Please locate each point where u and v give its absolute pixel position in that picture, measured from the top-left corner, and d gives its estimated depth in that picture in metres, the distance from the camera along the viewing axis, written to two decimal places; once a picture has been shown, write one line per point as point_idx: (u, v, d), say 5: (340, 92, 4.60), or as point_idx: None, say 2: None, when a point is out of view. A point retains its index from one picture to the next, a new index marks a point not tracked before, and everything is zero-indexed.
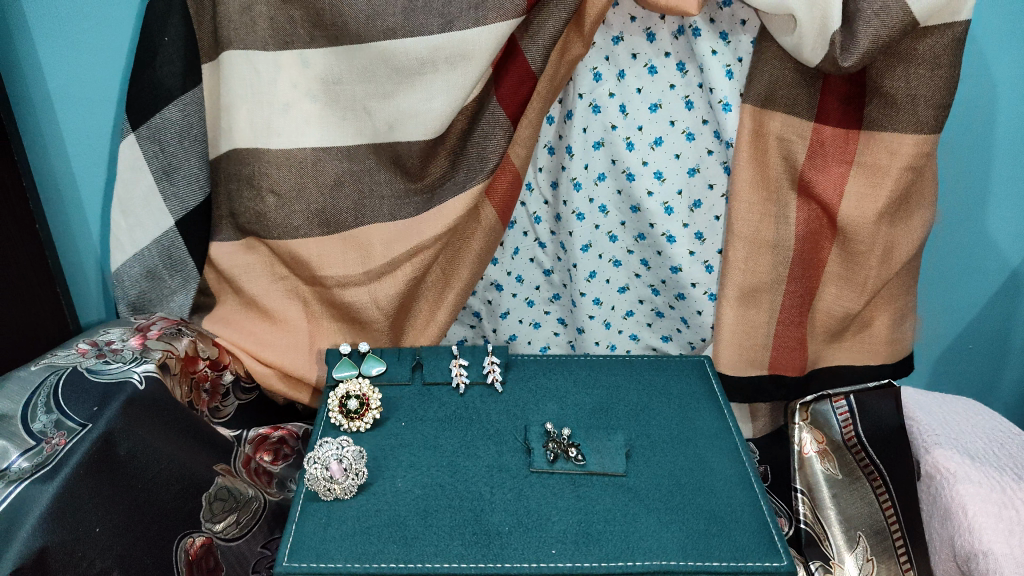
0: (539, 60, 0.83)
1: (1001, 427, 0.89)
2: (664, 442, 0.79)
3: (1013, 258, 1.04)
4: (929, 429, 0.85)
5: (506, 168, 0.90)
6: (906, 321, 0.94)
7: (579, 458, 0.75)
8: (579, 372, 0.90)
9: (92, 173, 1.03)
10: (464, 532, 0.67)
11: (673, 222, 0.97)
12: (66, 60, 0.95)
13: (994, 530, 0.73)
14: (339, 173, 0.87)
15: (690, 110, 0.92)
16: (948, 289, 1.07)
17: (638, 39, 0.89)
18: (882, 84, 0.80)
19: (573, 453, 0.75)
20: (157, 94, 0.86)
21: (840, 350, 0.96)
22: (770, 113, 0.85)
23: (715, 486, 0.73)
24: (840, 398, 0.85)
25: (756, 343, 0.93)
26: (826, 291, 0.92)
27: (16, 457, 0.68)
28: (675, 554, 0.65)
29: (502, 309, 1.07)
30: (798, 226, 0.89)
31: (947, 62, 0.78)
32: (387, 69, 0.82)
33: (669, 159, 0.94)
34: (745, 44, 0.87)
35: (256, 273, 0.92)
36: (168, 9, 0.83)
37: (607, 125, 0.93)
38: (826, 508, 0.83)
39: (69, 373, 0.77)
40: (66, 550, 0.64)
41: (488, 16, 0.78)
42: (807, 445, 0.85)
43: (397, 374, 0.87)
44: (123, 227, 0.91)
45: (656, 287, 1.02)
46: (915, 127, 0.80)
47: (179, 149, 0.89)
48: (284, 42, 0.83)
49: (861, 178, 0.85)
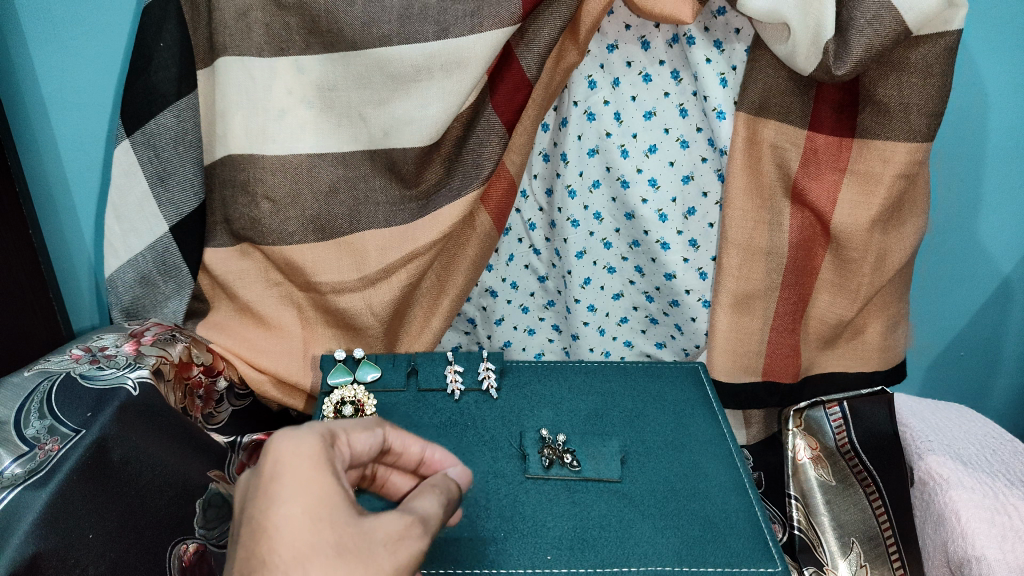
0: (534, 68, 0.83)
1: (993, 432, 0.90)
2: (659, 448, 0.79)
3: (1006, 265, 1.04)
4: (923, 434, 0.87)
5: (500, 175, 0.91)
6: (899, 328, 0.95)
7: (574, 464, 0.75)
8: (574, 378, 0.90)
9: (86, 178, 1.03)
10: (459, 538, 0.67)
11: (668, 229, 0.97)
12: (60, 65, 0.94)
13: (987, 536, 0.73)
14: (334, 179, 0.87)
15: (684, 118, 0.92)
16: (941, 296, 1.08)
17: (633, 47, 0.90)
18: (875, 92, 0.80)
19: (568, 459, 0.75)
20: (152, 99, 0.85)
21: (833, 357, 0.97)
22: (763, 121, 0.85)
23: (709, 491, 0.73)
24: (834, 405, 0.86)
25: (750, 349, 0.94)
26: (820, 298, 0.93)
27: (9, 463, 0.68)
28: (671, 559, 0.66)
29: (497, 315, 1.08)
30: (792, 234, 0.90)
31: (941, 71, 0.77)
32: (382, 76, 0.82)
33: (663, 166, 0.95)
34: (739, 52, 0.87)
35: (250, 279, 0.92)
36: (163, 15, 0.83)
37: (601, 133, 0.93)
38: (820, 514, 0.83)
39: (62, 378, 0.77)
40: (59, 556, 0.63)
41: (483, 24, 0.78)
42: (801, 451, 0.86)
43: (391, 381, 0.87)
44: (117, 232, 0.90)
45: (651, 293, 1.03)
46: (908, 135, 0.80)
47: (173, 155, 0.88)
48: (280, 49, 0.83)
49: (854, 186, 0.85)
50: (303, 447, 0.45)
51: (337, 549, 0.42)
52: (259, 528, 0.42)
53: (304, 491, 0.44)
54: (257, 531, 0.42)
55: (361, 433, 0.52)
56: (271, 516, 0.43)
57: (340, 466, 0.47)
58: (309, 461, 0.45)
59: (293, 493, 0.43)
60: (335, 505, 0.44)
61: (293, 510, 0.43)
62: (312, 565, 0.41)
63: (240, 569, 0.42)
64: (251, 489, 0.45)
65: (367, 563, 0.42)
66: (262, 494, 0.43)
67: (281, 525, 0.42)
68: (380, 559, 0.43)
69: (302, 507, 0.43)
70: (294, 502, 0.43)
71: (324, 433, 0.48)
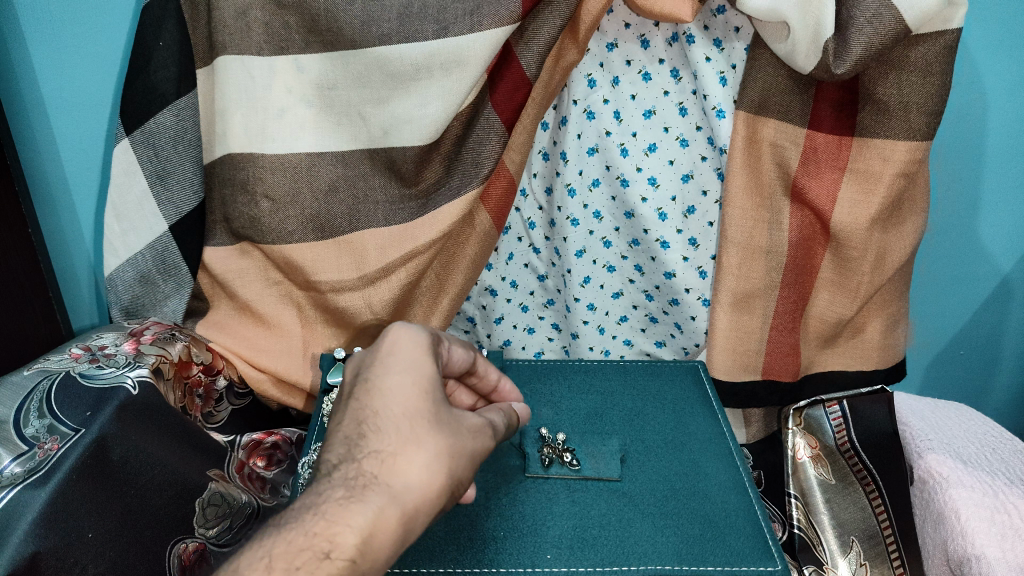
0: (533, 67, 0.83)
1: (992, 431, 0.90)
2: (659, 447, 0.79)
3: (1005, 264, 1.04)
4: (923, 433, 0.86)
5: (500, 174, 0.91)
6: (899, 327, 0.95)
7: (574, 463, 0.75)
8: (573, 377, 0.90)
9: (86, 178, 1.03)
10: (460, 537, 0.67)
11: (667, 228, 0.97)
12: (59, 64, 0.94)
13: (986, 534, 0.72)
14: (334, 178, 0.87)
15: (684, 116, 0.92)
16: (941, 295, 1.08)
17: (632, 46, 0.89)
18: (875, 91, 0.80)
19: (568, 458, 0.75)
20: (151, 97, 0.85)
21: (833, 356, 0.97)
22: (763, 120, 0.85)
23: (709, 490, 0.73)
24: (833, 404, 0.86)
25: (750, 349, 0.94)
26: (819, 297, 0.93)
27: (8, 463, 0.68)
28: (671, 558, 0.66)
29: (497, 314, 1.08)
30: (792, 232, 0.90)
31: (941, 70, 0.77)
32: (382, 75, 0.82)
33: (663, 165, 0.95)
34: (738, 51, 0.87)
35: (249, 278, 0.92)
36: (163, 14, 0.83)
37: (601, 132, 0.93)
38: (820, 513, 0.83)
39: (62, 377, 0.77)
40: (58, 556, 0.63)
41: (483, 22, 0.78)
42: (800, 449, 0.87)
43: None
44: (117, 231, 0.90)
45: (651, 292, 1.03)
46: (908, 134, 0.80)
47: (172, 154, 0.88)
48: (279, 47, 0.83)
49: (853, 184, 0.84)
50: (419, 338, 0.55)
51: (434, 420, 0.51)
52: (373, 387, 0.51)
53: (413, 369, 0.53)
54: (372, 387, 0.51)
55: (461, 347, 0.62)
56: (385, 381, 0.52)
57: (439, 362, 0.57)
58: (422, 349, 0.55)
59: (405, 368, 0.52)
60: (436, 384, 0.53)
61: (406, 379, 0.52)
62: (418, 418, 0.50)
63: (352, 416, 0.50)
64: (369, 358, 0.54)
65: (457, 436, 0.51)
66: (380, 363, 0.53)
67: (395, 388, 0.51)
68: (463, 439, 0.52)
69: (412, 380, 0.52)
70: (404, 373, 0.52)
71: (436, 334, 0.58)
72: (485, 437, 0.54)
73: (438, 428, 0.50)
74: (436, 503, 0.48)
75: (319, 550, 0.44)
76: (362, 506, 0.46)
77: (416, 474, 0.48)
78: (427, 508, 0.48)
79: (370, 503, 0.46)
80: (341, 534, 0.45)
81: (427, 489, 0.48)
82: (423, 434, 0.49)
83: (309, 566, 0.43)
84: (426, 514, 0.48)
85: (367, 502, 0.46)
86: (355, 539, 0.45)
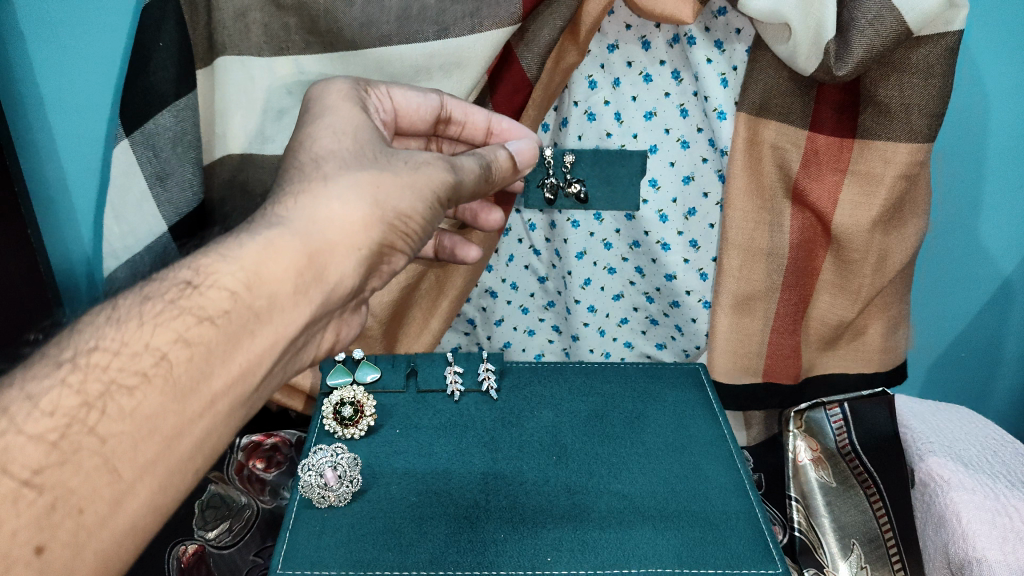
0: (534, 68, 0.83)
1: (993, 432, 0.90)
2: (659, 450, 0.79)
3: (1006, 267, 1.04)
4: (923, 436, 0.86)
5: None
6: (900, 329, 0.95)
7: (578, 195, 0.91)
8: (574, 379, 0.90)
9: (85, 178, 1.03)
10: (459, 540, 0.67)
11: (668, 230, 0.97)
12: (59, 65, 0.94)
13: (988, 537, 0.74)
14: None
15: (685, 118, 0.92)
16: (942, 297, 1.08)
17: (633, 47, 0.89)
18: (876, 92, 0.79)
19: (573, 193, 0.91)
20: (150, 98, 0.84)
21: (833, 359, 0.98)
22: (764, 122, 0.85)
23: (710, 493, 0.73)
24: (834, 406, 0.85)
25: (750, 351, 0.94)
26: (821, 299, 0.93)
27: None
28: (671, 561, 0.65)
29: (497, 316, 1.09)
30: (792, 234, 0.90)
31: (941, 72, 0.75)
32: (382, 76, 0.82)
33: (664, 167, 0.95)
34: (740, 52, 0.86)
35: None
36: (163, 15, 0.81)
37: (602, 133, 0.93)
38: (821, 516, 0.82)
39: None
40: None
41: (483, 23, 0.78)
42: (801, 452, 0.85)
43: (391, 382, 0.87)
44: (117, 232, 0.90)
45: (651, 294, 1.04)
46: (909, 136, 0.79)
47: (172, 155, 0.86)
48: (279, 49, 0.83)
49: (854, 186, 0.84)
50: (337, 89, 0.65)
51: (356, 155, 0.58)
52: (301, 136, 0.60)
53: (336, 112, 0.62)
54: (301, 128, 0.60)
55: (406, 91, 0.70)
56: (307, 133, 0.60)
57: (367, 113, 0.64)
58: (340, 95, 0.64)
59: (329, 116, 0.61)
60: (367, 129, 0.61)
61: (335, 126, 0.60)
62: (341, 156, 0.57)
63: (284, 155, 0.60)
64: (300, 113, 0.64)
65: (389, 169, 0.57)
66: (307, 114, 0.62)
67: (314, 133, 0.59)
68: (401, 171, 0.57)
69: (339, 125, 0.60)
70: (333, 123, 0.61)
71: (354, 82, 0.67)
72: (437, 171, 0.58)
73: (364, 163, 0.57)
74: (366, 234, 0.55)
75: (183, 283, 0.50)
76: (251, 239, 0.52)
77: (330, 209, 0.54)
78: (356, 234, 0.54)
79: (264, 236, 0.52)
80: (214, 270, 0.51)
81: (346, 221, 0.54)
82: (333, 172, 0.56)
83: (173, 295, 0.50)
84: (350, 242, 0.54)
85: (253, 236, 0.52)
86: (235, 276, 0.50)
